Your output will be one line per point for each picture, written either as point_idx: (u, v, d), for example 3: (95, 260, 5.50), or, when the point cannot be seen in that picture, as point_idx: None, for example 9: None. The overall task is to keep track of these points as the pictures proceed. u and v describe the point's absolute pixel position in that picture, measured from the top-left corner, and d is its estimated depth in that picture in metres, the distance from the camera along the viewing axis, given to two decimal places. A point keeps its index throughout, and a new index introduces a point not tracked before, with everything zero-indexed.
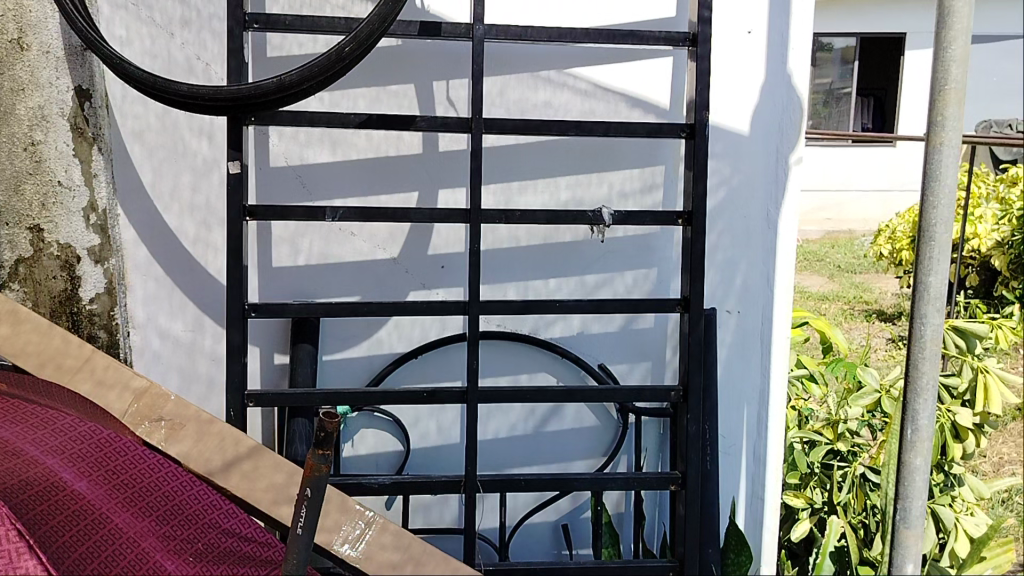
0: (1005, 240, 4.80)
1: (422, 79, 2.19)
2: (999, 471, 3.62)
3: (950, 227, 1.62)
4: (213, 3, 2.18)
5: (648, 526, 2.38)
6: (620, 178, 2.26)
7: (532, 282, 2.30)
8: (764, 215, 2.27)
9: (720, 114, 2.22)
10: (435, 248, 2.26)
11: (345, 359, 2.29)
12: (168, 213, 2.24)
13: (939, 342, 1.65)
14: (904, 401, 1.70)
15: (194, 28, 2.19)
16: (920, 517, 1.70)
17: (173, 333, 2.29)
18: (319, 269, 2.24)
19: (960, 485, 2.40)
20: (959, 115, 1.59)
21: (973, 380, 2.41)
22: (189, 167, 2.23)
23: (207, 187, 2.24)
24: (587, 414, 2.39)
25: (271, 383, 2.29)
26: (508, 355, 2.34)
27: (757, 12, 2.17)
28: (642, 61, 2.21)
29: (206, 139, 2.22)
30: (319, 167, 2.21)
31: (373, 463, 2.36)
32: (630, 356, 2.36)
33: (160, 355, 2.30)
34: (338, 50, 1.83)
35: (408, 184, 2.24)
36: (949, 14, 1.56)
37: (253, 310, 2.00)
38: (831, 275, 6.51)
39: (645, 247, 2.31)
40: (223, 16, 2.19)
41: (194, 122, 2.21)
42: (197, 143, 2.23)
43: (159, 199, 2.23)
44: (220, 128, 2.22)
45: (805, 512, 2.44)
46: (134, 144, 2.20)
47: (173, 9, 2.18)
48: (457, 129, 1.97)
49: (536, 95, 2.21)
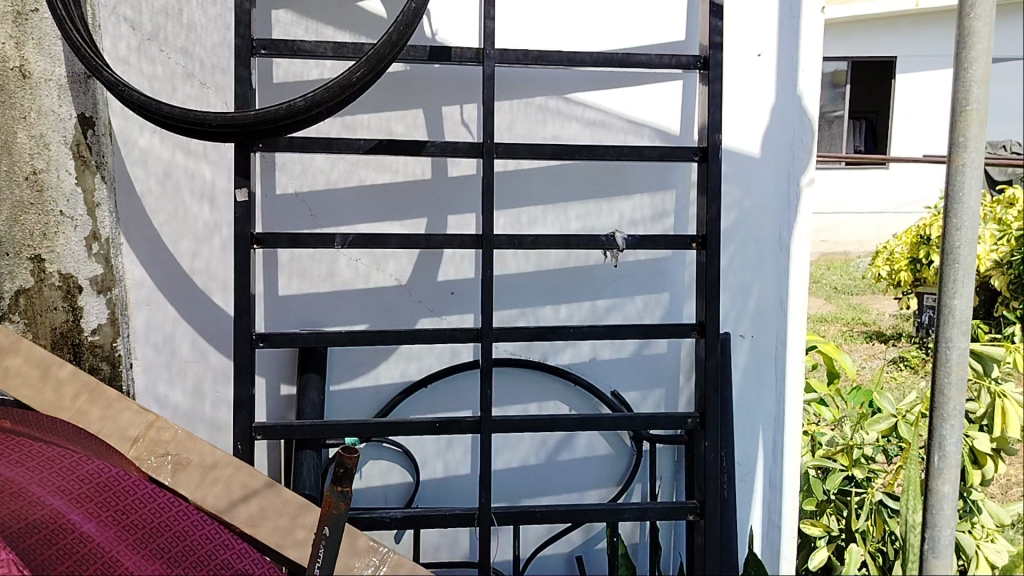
0: (1004, 260, 4.82)
1: (431, 104, 2.16)
2: (1009, 493, 3.62)
3: (975, 250, 1.60)
4: (216, 49, 2.17)
5: (664, 558, 2.32)
6: (630, 205, 2.24)
7: (543, 310, 2.26)
8: (776, 238, 2.25)
9: (731, 137, 2.20)
10: (444, 275, 2.23)
11: (353, 390, 2.24)
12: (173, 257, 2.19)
13: (966, 366, 1.63)
14: (931, 427, 1.68)
15: (197, 75, 2.17)
16: (950, 546, 1.68)
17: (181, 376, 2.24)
18: (326, 298, 2.20)
19: (980, 511, 2.37)
20: (981, 135, 1.57)
21: (991, 405, 2.38)
22: (190, 233, 2.20)
23: (208, 252, 2.20)
24: (599, 442, 2.34)
25: (278, 417, 2.24)
26: (518, 384, 2.30)
27: (767, 35, 2.15)
28: (651, 86, 2.19)
29: (208, 204, 2.19)
30: (326, 195, 2.18)
31: (382, 497, 2.31)
32: (643, 383, 2.32)
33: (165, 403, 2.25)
34: (349, 75, 1.79)
35: (417, 211, 2.21)
36: (969, 35, 1.56)
37: (260, 340, 1.95)
38: (828, 297, 6.51)
39: (658, 272, 2.28)
40: (226, 67, 2.17)
41: (196, 185, 2.19)
42: (198, 208, 2.19)
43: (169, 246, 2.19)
44: (222, 190, 2.20)
45: (822, 540, 2.39)
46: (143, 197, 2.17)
47: (175, 58, 2.16)
48: (468, 154, 1.94)
49: (544, 125, 2.19)
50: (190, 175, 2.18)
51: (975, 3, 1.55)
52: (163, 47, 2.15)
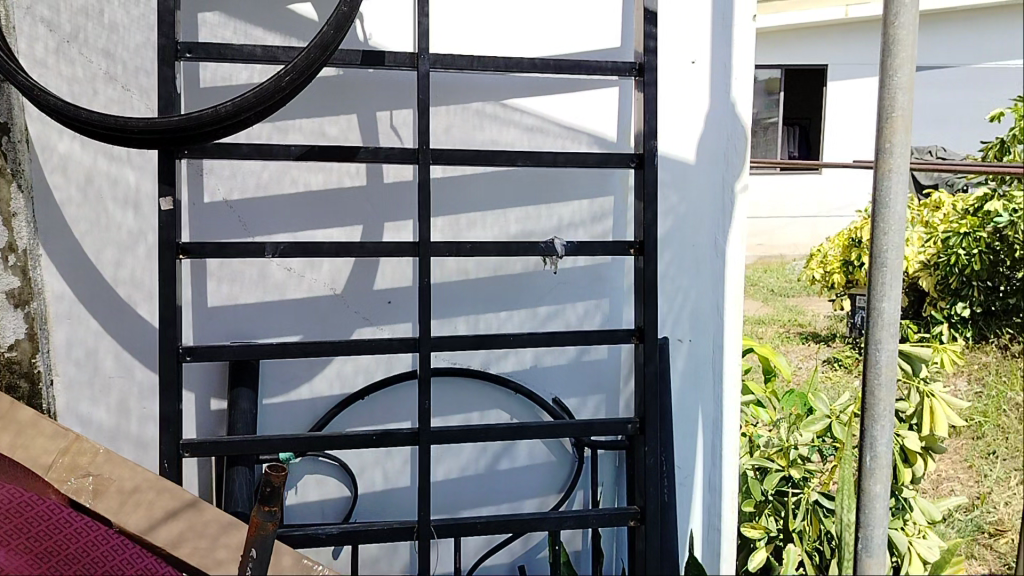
0: (931, 262, 4.95)
1: (365, 108, 2.12)
2: (940, 488, 3.76)
3: (902, 253, 1.63)
4: (139, 52, 2.09)
5: (606, 565, 2.31)
6: (569, 211, 2.23)
7: (482, 317, 2.23)
8: (712, 243, 2.27)
9: (667, 143, 2.21)
10: (380, 283, 2.18)
11: (287, 403, 2.18)
12: (95, 268, 2.11)
13: (894, 368, 1.66)
14: (862, 428, 1.71)
15: (119, 77, 2.09)
16: (882, 545, 1.71)
17: (105, 394, 2.15)
18: (259, 308, 2.14)
19: (912, 508, 2.43)
20: (906, 141, 1.61)
21: (920, 405, 2.44)
22: (114, 241, 2.11)
23: (133, 260, 2.12)
24: (540, 450, 2.33)
25: (209, 432, 2.16)
26: (459, 393, 2.27)
27: (700, 42, 2.17)
28: (588, 92, 2.19)
29: (132, 210, 2.11)
30: (257, 202, 2.12)
31: (319, 512, 2.25)
32: (584, 389, 2.32)
33: (87, 420, 2.15)
34: (278, 78, 1.75)
35: (351, 217, 2.16)
36: (893, 43, 1.59)
37: (188, 353, 1.89)
38: (766, 300, 6.67)
39: (597, 277, 2.27)
40: (151, 69, 2.09)
41: (119, 191, 2.11)
42: (122, 215, 2.11)
43: (92, 256, 2.10)
44: (147, 195, 2.12)
45: (761, 541, 2.41)
46: (63, 205, 2.08)
47: (96, 60, 2.07)
48: (403, 160, 1.91)
49: (481, 130, 2.17)
50: (113, 181, 2.10)
51: (898, 11, 1.58)
52: (83, 48, 2.06)
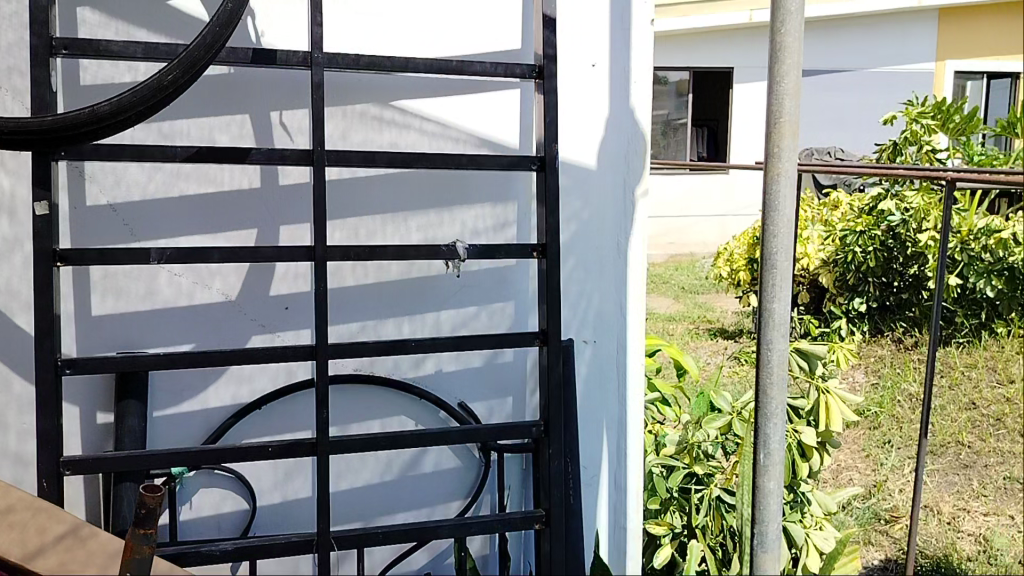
0: (831, 260, 5.23)
1: (259, 108, 2.05)
2: (839, 479, 3.89)
3: (791, 255, 1.68)
4: (12, 48, 1.96)
5: (513, 569, 2.30)
6: (472, 216, 2.21)
7: (384, 324, 2.19)
8: (615, 245, 2.28)
9: (567, 147, 2.22)
10: (277, 289, 2.11)
11: (180, 415, 2.09)
12: None
13: (786, 366, 1.71)
14: (757, 426, 1.75)
15: None
16: (776, 541, 1.76)
17: None
18: (148, 316, 2.04)
19: (809, 501, 2.50)
20: (794, 146, 1.65)
21: (816, 401, 2.52)
22: None
23: (9, 267, 1.99)
24: (447, 456, 2.30)
25: (95, 448, 2.05)
26: (362, 402, 2.23)
27: (599, 45, 2.18)
28: (488, 96, 2.17)
29: (8, 214, 1.99)
30: (144, 206, 2.02)
31: (215, 526, 2.17)
32: (488, 393, 2.28)
33: None
34: (160, 77, 1.67)
35: (245, 221, 2.08)
36: (780, 50, 1.63)
37: (68, 367, 1.78)
38: (676, 297, 6.84)
39: (502, 281, 2.25)
40: (25, 68, 1.97)
41: None
42: None
43: None
44: (23, 199, 1.99)
45: (665, 538, 2.43)
46: None
47: None
48: (298, 162, 1.85)
49: (378, 136, 2.13)
50: None
51: (785, 19, 1.62)
52: None
